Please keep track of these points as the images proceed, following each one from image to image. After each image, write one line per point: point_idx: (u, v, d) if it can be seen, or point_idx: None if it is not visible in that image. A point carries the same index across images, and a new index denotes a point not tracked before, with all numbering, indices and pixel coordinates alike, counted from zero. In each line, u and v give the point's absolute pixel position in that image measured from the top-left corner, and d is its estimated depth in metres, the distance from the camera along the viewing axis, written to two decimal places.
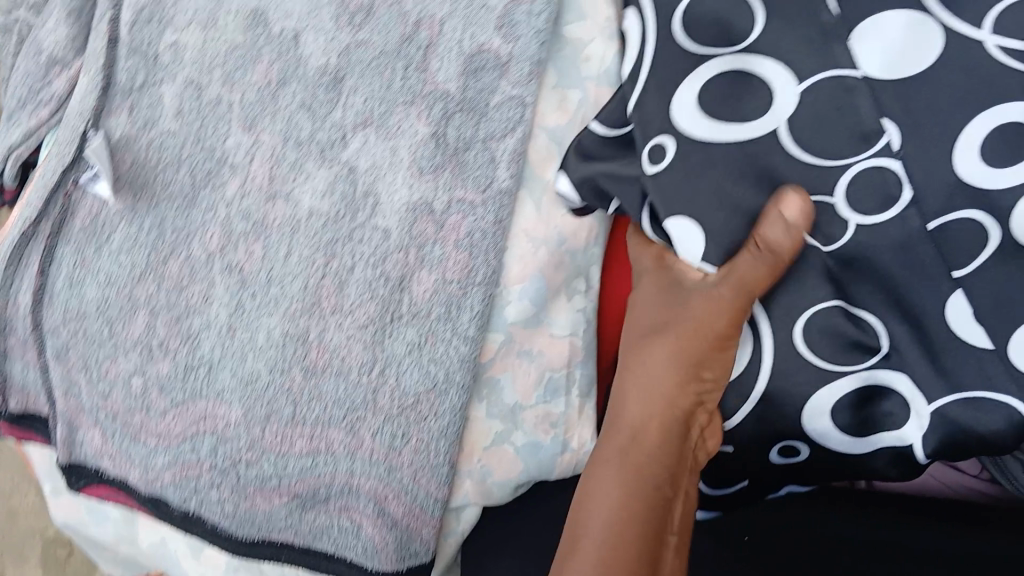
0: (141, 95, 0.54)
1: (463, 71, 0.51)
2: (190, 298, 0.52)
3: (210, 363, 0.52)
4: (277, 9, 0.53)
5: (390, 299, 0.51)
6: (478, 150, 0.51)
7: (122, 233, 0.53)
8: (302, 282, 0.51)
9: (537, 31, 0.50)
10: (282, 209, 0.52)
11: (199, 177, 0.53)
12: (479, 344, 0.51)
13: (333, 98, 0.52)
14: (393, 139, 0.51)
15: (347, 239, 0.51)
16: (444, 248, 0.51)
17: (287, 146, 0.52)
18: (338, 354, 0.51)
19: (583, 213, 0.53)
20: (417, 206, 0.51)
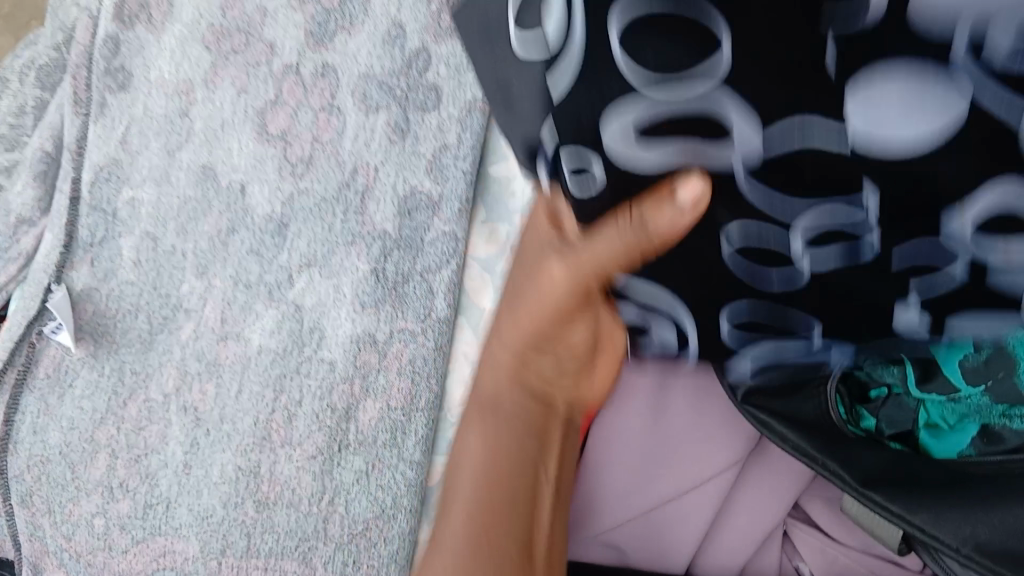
0: (101, 249, 0.57)
1: (399, 211, 0.55)
2: (148, 438, 0.54)
3: (168, 500, 0.54)
4: (225, 164, 0.56)
5: (337, 428, 0.53)
6: (416, 283, 0.54)
7: (84, 378, 0.55)
8: (253, 418, 0.54)
9: (463, 172, 0.55)
10: (233, 349, 0.55)
11: (156, 322, 0.56)
12: (425, 468, 0.53)
13: (279, 242, 0.55)
14: (336, 277, 0.55)
15: (295, 373, 0.54)
16: (387, 377, 0.54)
17: (236, 289, 0.55)
18: (290, 485, 0.53)
19: None
20: (361, 337, 0.54)
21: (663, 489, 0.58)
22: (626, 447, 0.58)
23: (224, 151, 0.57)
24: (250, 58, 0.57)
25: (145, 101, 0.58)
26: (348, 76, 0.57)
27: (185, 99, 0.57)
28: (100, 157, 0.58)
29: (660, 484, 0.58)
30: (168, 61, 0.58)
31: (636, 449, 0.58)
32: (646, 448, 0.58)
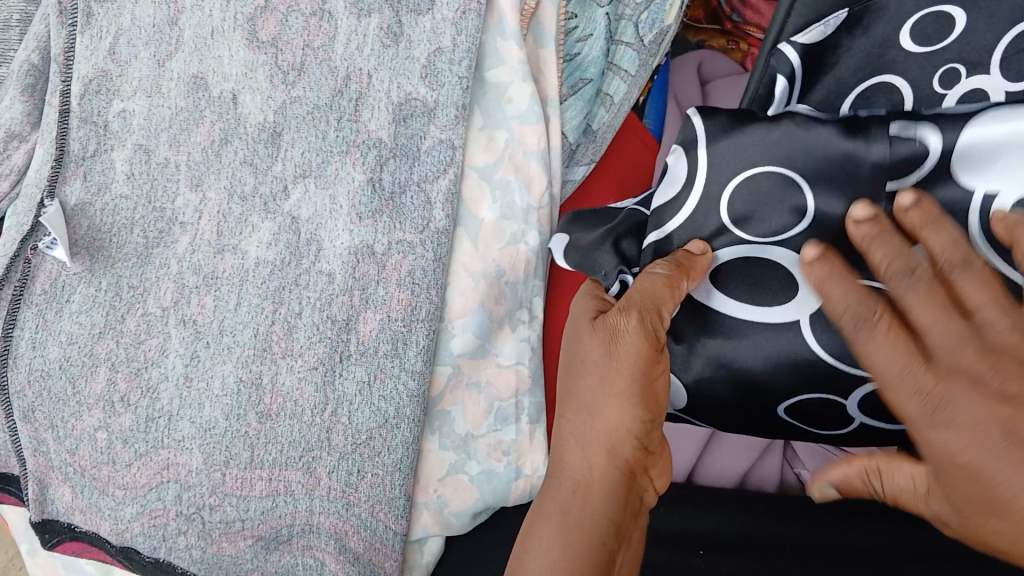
0: (93, 162, 0.56)
1: (394, 119, 0.54)
2: (147, 352, 0.54)
3: (170, 413, 0.53)
4: (215, 72, 0.55)
5: (338, 340, 0.53)
6: (414, 193, 0.54)
7: (81, 294, 0.55)
8: (253, 329, 0.53)
9: (459, 77, 0.54)
10: (230, 261, 0.54)
11: (151, 237, 0.55)
12: (427, 377, 0.54)
13: (272, 152, 0.54)
14: (332, 187, 0.54)
15: (294, 285, 0.53)
16: (387, 288, 0.53)
17: (232, 201, 0.55)
18: (292, 397, 0.53)
19: (516, 245, 0.56)
20: (359, 249, 0.53)
21: None
22: None
23: (214, 59, 0.55)
24: None
25: (132, 11, 0.56)
26: None
27: (174, 7, 0.55)
28: (86, 69, 0.56)
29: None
30: None
31: None
32: None
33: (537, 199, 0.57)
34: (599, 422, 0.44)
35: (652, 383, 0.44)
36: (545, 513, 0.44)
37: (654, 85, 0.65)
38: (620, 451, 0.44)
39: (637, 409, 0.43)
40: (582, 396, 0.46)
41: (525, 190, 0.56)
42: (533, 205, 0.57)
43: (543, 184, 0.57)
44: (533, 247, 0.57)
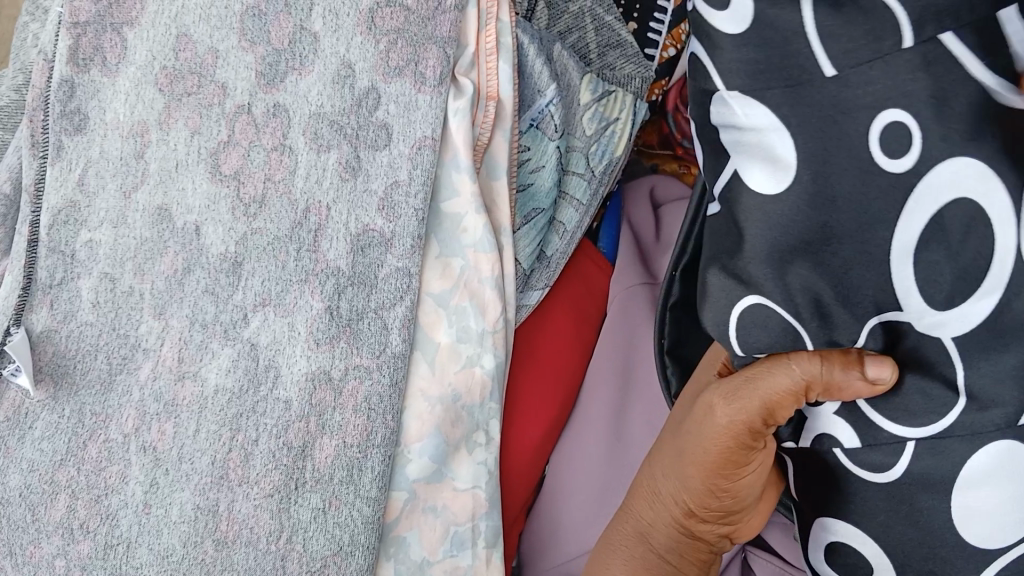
0: (60, 291, 0.57)
1: (351, 249, 0.54)
2: (108, 479, 0.54)
3: (128, 540, 0.53)
4: (180, 204, 0.56)
5: (294, 467, 0.53)
6: (370, 320, 0.54)
7: (45, 420, 0.55)
8: (210, 457, 0.54)
9: (415, 210, 0.54)
10: (190, 389, 0.55)
11: (115, 362, 0.56)
12: (382, 503, 0.54)
13: (233, 281, 0.55)
14: (291, 315, 0.54)
15: (251, 412, 0.54)
16: (343, 414, 0.53)
17: (193, 328, 0.56)
18: (247, 523, 0.53)
19: (472, 368, 0.56)
20: (316, 375, 0.53)
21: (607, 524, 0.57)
22: (583, 476, 0.59)
23: (179, 191, 0.56)
24: (203, 99, 0.56)
25: (101, 143, 0.57)
26: (299, 116, 0.55)
27: (141, 141, 0.57)
28: (55, 200, 0.57)
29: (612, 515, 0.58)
30: (124, 102, 0.57)
31: (595, 478, 0.59)
32: (604, 477, 0.59)
33: (493, 324, 0.56)
34: (758, 495, 0.48)
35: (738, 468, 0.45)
36: (628, 552, 0.52)
37: (606, 210, 0.66)
38: (701, 499, 0.48)
39: (705, 467, 0.46)
40: (686, 469, 0.47)
41: (480, 315, 0.56)
42: (488, 329, 0.56)
43: (500, 310, 0.56)
44: (490, 370, 0.56)
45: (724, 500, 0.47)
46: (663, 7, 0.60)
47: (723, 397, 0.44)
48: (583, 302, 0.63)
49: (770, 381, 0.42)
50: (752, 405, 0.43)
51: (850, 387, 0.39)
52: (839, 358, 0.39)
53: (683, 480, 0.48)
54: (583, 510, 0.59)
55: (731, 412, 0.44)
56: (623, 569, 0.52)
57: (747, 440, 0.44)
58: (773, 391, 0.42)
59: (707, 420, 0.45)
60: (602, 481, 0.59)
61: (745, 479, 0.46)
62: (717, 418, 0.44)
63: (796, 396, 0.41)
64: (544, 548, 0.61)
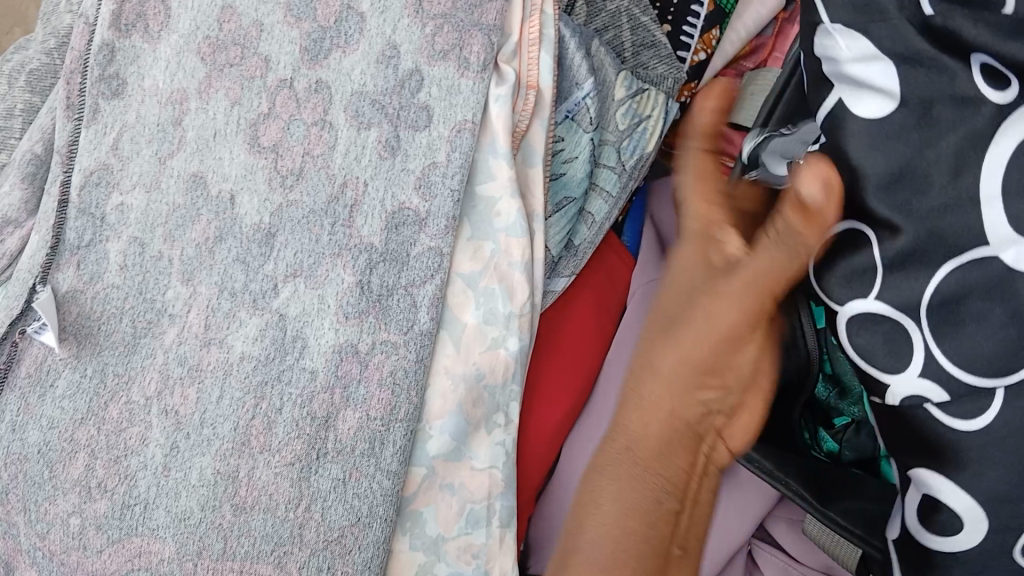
0: (88, 252, 0.57)
1: (386, 226, 0.55)
2: (128, 440, 0.54)
3: (146, 501, 0.54)
4: (215, 172, 0.57)
5: (316, 437, 0.54)
6: (400, 296, 0.55)
7: (66, 379, 0.55)
8: (233, 422, 0.54)
9: (451, 190, 0.54)
10: (216, 355, 0.56)
11: (139, 326, 0.56)
12: (402, 477, 0.55)
13: (265, 252, 0.56)
14: (321, 288, 0.55)
15: (276, 381, 0.55)
16: (367, 388, 0.54)
17: (221, 296, 0.56)
18: (267, 490, 0.54)
19: (497, 351, 0.56)
20: (343, 347, 0.55)
21: None
22: None
23: (215, 160, 0.57)
24: (245, 70, 0.57)
25: (138, 109, 0.58)
26: (341, 93, 0.56)
27: (179, 109, 0.57)
28: (88, 162, 0.58)
29: None
30: (163, 70, 0.58)
31: None
32: None
33: (520, 307, 0.56)
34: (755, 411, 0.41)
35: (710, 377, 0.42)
36: (624, 473, 0.41)
37: (633, 206, 0.67)
38: (682, 416, 0.40)
39: (690, 369, 0.39)
40: (681, 368, 0.39)
41: (508, 297, 0.56)
42: (515, 312, 0.56)
43: (528, 294, 0.56)
44: (514, 353, 0.56)
45: (676, 419, 0.40)
46: (697, 12, 0.62)
47: (728, 291, 0.38)
48: (606, 295, 0.63)
49: (737, 285, 0.37)
50: (741, 312, 0.37)
51: (790, 235, 0.36)
52: (812, 210, 0.36)
53: (664, 387, 0.40)
54: None
55: (731, 304, 0.37)
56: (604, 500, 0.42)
57: (710, 337, 0.38)
58: (732, 306, 0.37)
59: (693, 317, 0.39)
60: None
61: (737, 390, 0.40)
62: (712, 320, 0.38)
63: (751, 283, 0.37)
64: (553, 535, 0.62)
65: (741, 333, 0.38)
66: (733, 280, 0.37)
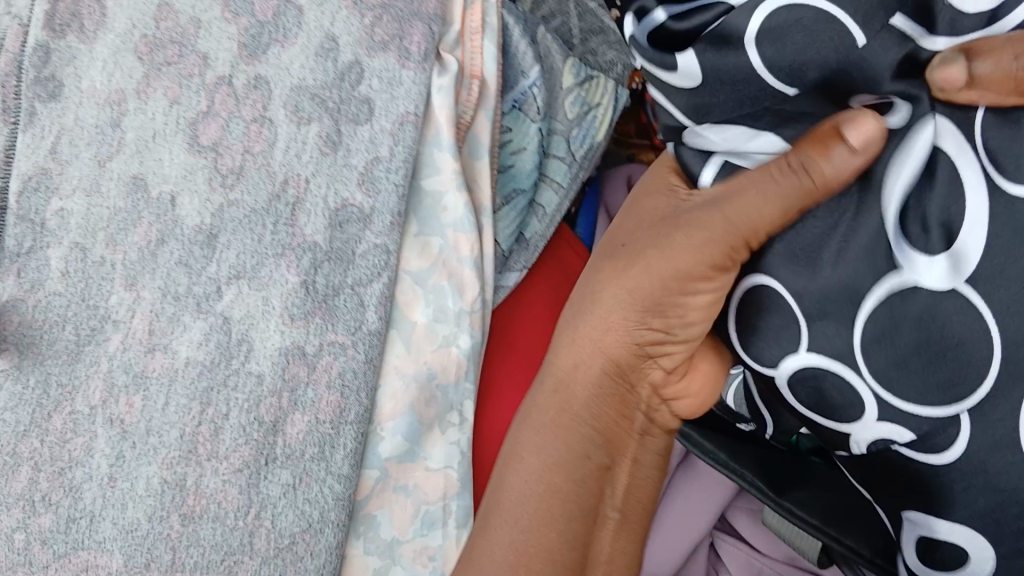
0: (28, 259, 0.55)
1: (330, 224, 0.54)
2: (72, 451, 0.53)
3: (92, 514, 0.52)
4: (155, 174, 0.55)
5: (264, 443, 0.53)
6: (347, 296, 0.53)
7: (8, 390, 0.53)
8: (179, 430, 0.53)
9: (395, 185, 0.54)
10: (160, 361, 0.54)
11: (83, 334, 0.54)
12: (353, 481, 0.54)
13: (208, 254, 0.54)
14: (265, 289, 0.53)
15: (222, 386, 0.53)
16: (316, 390, 0.53)
17: (165, 301, 0.54)
18: (215, 499, 0.52)
19: (448, 348, 0.56)
20: (289, 350, 0.53)
21: None
22: None
23: (155, 162, 0.55)
24: (183, 69, 0.55)
25: (75, 112, 0.56)
26: (280, 89, 0.54)
27: (117, 110, 0.56)
28: (26, 166, 0.55)
29: None
30: (101, 70, 0.56)
31: None
32: None
33: (471, 303, 0.56)
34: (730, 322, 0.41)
35: (689, 300, 0.41)
36: (628, 273, 0.42)
37: (584, 199, 0.67)
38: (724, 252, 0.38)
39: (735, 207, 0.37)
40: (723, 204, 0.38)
41: (457, 294, 0.56)
42: (466, 309, 0.56)
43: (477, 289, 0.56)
44: (466, 350, 0.56)
45: (702, 244, 0.39)
46: None
47: (779, 183, 0.35)
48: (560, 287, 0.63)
49: (796, 178, 0.34)
50: (785, 187, 0.35)
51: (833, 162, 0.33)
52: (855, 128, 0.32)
53: (721, 219, 0.38)
54: None
55: (791, 180, 0.35)
56: (535, 459, 0.47)
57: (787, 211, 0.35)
58: (777, 189, 0.35)
59: (767, 171, 0.36)
60: None
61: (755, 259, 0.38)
62: (777, 179, 0.35)
63: (805, 165, 0.34)
64: None
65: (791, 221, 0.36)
66: (794, 179, 0.34)
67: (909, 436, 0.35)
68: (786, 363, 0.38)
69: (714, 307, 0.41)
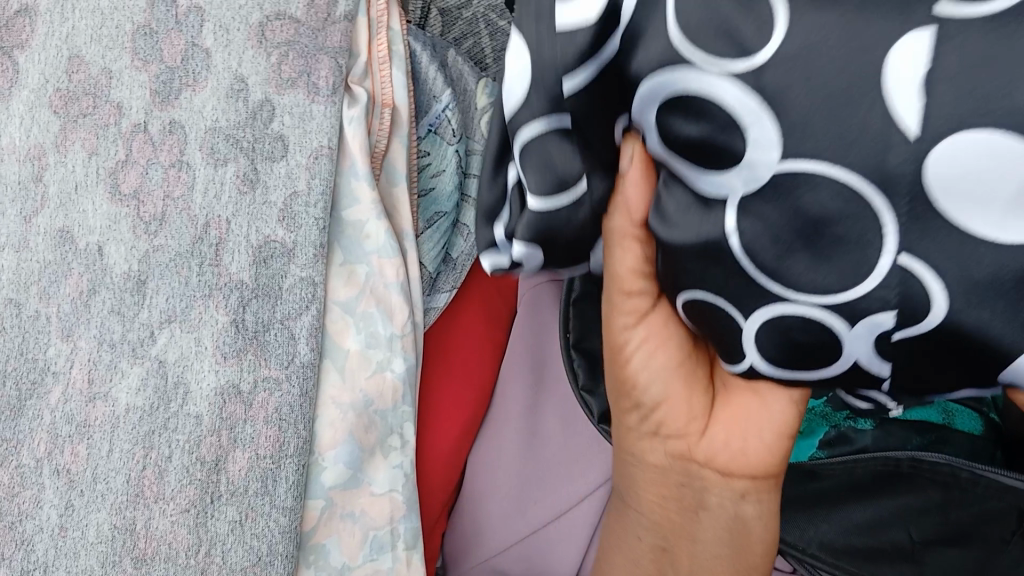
0: None
1: (254, 261, 0.54)
2: (22, 504, 0.51)
3: (44, 565, 0.50)
4: (81, 226, 0.54)
5: (208, 482, 0.52)
6: (277, 331, 0.54)
7: None
8: (125, 476, 0.51)
9: (315, 219, 0.55)
10: (102, 409, 0.52)
11: (24, 388, 0.53)
12: (297, 513, 0.55)
13: (138, 301, 0.54)
14: (196, 330, 0.53)
15: (163, 429, 0.52)
16: (254, 426, 0.53)
17: (102, 349, 0.53)
18: (166, 540, 0.51)
19: (382, 373, 0.58)
20: (225, 389, 0.53)
21: (530, 519, 0.62)
22: (500, 472, 0.64)
23: (79, 214, 0.55)
24: (98, 119, 0.55)
25: None
26: (195, 132, 0.55)
27: (38, 164, 0.55)
28: None
29: (535, 510, 0.62)
30: (18, 126, 0.55)
31: (512, 474, 0.63)
32: (520, 472, 0.63)
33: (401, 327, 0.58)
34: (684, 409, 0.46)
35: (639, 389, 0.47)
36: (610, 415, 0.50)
37: None
38: (656, 356, 0.46)
39: (626, 303, 0.45)
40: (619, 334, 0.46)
41: (386, 319, 0.58)
42: (396, 333, 0.58)
43: (405, 313, 0.59)
44: (400, 373, 0.58)
45: (631, 364, 0.46)
46: None
47: (620, 309, 0.45)
48: (493, 306, 0.67)
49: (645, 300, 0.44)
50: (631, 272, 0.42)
51: (629, 191, 0.40)
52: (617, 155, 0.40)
53: (639, 353, 0.46)
54: (503, 509, 0.63)
55: (637, 304, 0.44)
56: (608, 557, 0.55)
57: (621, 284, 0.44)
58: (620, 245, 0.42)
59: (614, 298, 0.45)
60: (519, 475, 0.63)
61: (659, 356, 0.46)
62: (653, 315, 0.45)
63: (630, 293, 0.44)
64: (467, 546, 0.65)
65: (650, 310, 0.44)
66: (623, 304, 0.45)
67: (890, 318, 0.33)
68: (755, 320, 0.36)
69: (664, 325, 0.45)
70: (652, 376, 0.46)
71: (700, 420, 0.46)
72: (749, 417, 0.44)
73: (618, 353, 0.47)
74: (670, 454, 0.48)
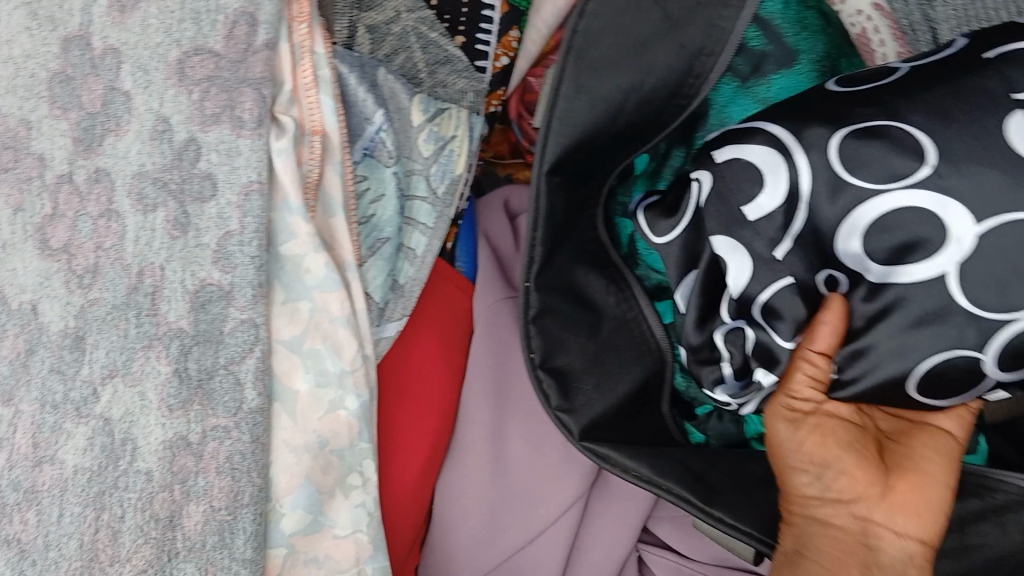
0: None
1: (192, 306, 0.52)
2: None
3: None
4: (11, 285, 0.52)
5: (164, 539, 0.50)
6: (222, 377, 0.52)
7: None
8: (77, 541, 0.49)
9: (251, 257, 0.53)
10: (49, 473, 0.50)
11: None
12: (258, 562, 0.52)
13: (77, 357, 0.51)
14: (139, 384, 0.51)
15: (113, 488, 0.50)
16: (207, 478, 0.51)
17: (44, 410, 0.51)
18: None
19: (336, 412, 0.56)
20: (173, 441, 0.51)
21: (502, 547, 0.61)
22: (468, 504, 0.62)
23: (9, 272, 0.52)
24: (21, 173, 0.53)
25: None
26: (122, 178, 0.53)
27: None
28: None
29: (508, 538, 0.62)
30: None
31: (481, 506, 0.62)
32: (489, 503, 0.61)
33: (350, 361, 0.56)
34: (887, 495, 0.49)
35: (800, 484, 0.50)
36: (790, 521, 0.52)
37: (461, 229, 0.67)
38: (831, 456, 0.50)
39: (797, 454, 0.50)
40: (791, 455, 0.51)
41: (334, 355, 0.56)
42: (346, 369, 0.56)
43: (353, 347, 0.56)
44: (352, 410, 0.56)
45: (813, 456, 0.50)
46: (488, 17, 0.62)
47: (787, 450, 0.51)
48: (448, 327, 0.64)
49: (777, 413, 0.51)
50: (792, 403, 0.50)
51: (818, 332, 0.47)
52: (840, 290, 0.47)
53: (811, 457, 0.50)
54: (474, 539, 0.62)
55: (794, 425, 0.50)
56: None
57: (788, 409, 0.50)
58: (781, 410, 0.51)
59: (774, 420, 0.51)
60: (488, 506, 0.61)
61: (801, 445, 0.50)
62: (779, 426, 0.51)
63: (785, 410, 0.51)
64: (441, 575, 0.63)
65: (786, 421, 0.51)
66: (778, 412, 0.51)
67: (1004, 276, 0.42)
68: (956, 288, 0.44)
69: (822, 430, 0.50)
70: (861, 483, 0.49)
71: (881, 486, 0.49)
72: (924, 491, 0.49)
73: (781, 450, 0.51)
74: (867, 533, 0.49)
